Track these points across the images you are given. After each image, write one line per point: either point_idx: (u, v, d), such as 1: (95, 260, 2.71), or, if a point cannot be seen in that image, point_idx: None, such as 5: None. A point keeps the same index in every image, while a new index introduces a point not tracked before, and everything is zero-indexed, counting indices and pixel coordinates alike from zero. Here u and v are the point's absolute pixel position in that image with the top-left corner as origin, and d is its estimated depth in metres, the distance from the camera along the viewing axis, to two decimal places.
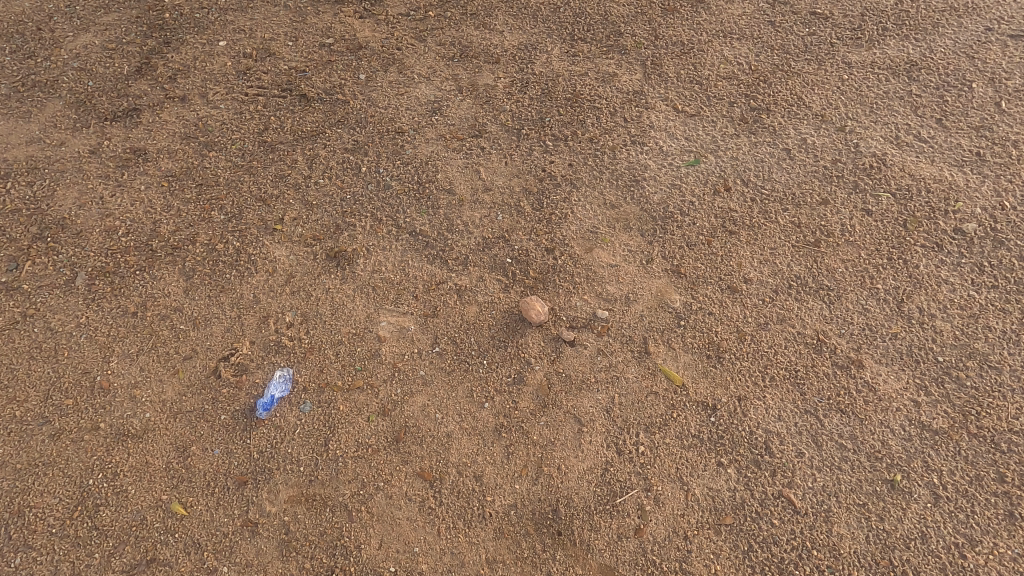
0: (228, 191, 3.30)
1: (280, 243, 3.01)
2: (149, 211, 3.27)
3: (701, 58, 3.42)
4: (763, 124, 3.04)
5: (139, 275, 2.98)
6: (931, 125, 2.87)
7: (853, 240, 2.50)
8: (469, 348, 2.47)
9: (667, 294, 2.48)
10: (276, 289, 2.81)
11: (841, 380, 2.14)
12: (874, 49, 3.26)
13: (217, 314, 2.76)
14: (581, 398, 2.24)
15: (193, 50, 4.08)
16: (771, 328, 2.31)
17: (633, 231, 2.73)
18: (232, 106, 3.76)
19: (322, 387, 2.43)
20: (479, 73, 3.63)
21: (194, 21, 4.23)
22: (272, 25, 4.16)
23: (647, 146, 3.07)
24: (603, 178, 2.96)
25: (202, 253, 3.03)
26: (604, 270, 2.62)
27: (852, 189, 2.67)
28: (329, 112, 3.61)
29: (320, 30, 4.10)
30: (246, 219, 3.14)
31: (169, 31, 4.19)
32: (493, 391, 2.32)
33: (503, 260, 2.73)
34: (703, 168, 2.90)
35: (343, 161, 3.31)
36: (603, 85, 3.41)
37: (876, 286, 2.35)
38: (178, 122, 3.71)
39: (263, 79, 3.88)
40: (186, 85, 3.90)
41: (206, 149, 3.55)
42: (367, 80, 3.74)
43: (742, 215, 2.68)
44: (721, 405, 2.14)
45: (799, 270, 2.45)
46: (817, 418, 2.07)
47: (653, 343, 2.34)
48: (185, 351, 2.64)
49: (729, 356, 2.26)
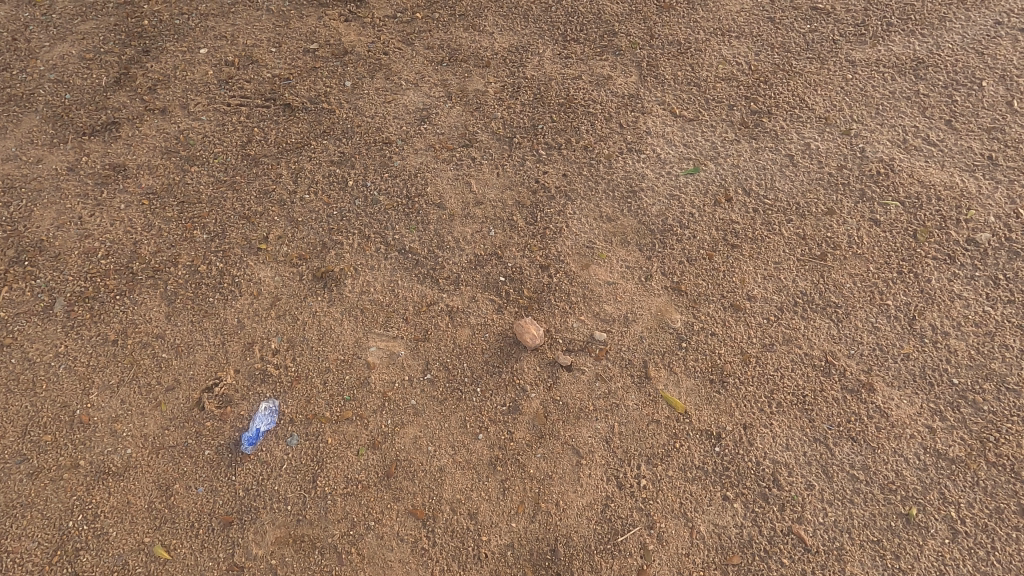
0: (210, 209, 3.18)
1: (265, 264, 2.90)
2: (128, 230, 3.15)
3: (699, 58, 3.29)
4: (764, 129, 2.92)
5: (119, 300, 2.87)
6: (940, 127, 2.76)
7: (861, 253, 2.39)
8: (461, 374, 2.37)
9: (667, 313, 2.38)
10: (261, 313, 2.71)
11: (851, 406, 2.04)
12: (879, 45, 3.13)
13: (200, 342, 2.66)
14: (580, 428, 2.15)
15: (173, 59, 3.90)
16: (777, 349, 2.20)
17: (631, 246, 2.62)
18: (214, 117, 3.61)
19: (309, 419, 2.34)
20: (468, 77, 3.49)
21: (174, 28, 4.04)
22: (255, 31, 3.98)
23: (644, 153, 2.94)
24: (599, 189, 2.84)
25: (184, 275, 2.92)
26: (602, 288, 2.51)
27: (859, 198, 2.56)
28: (314, 122, 3.47)
29: (304, 35, 3.92)
30: (229, 238, 3.03)
31: (148, 39, 3.99)
32: (488, 420, 2.23)
33: (496, 279, 2.62)
34: (703, 176, 2.79)
35: (329, 175, 3.19)
36: (597, 88, 3.27)
37: (886, 302, 2.24)
38: (159, 135, 3.56)
39: (246, 88, 3.72)
40: (167, 95, 3.74)
41: (188, 164, 3.41)
42: (353, 88, 3.60)
43: (744, 227, 2.57)
44: (726, 434, 2.04)
45: (805, 286, 2.35)
46: (827, 447, 1.97)
47: (653, 367, 2.24)
48: (167, 382, 2.55)
49: (733, 381, 2.16)
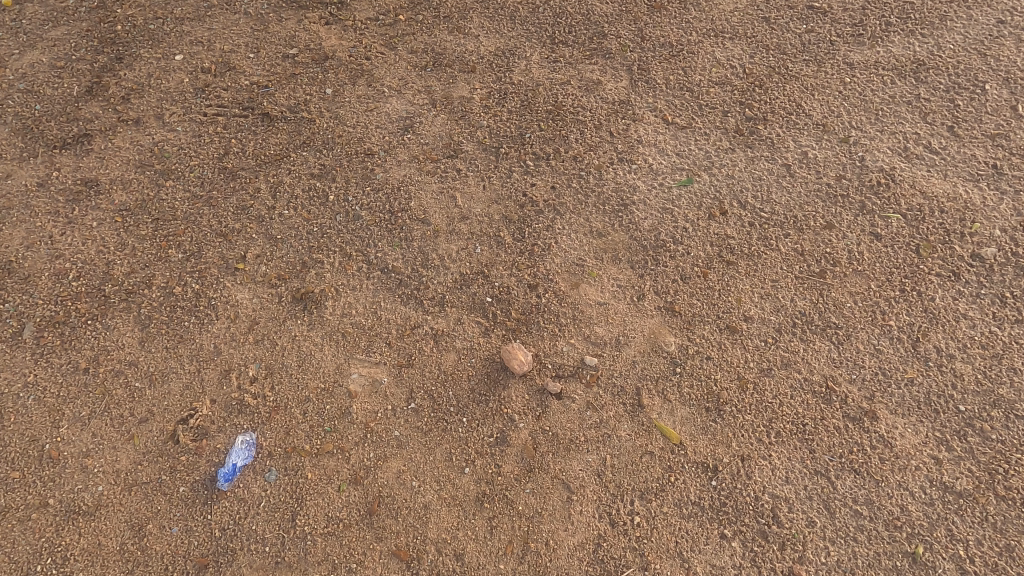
0: (186, 226, 3.05)
1: (242, 285, 2.78)
2: (101, 250, 3.02)
3: (691, 62, 3.16)
4: (760, 137, 2.81)
5: (91, 325, 2.75)
6: (943, 133, 2.66)
7: (861, 270, 2.30)
8: (447, 403, 2.26)
9: (661, 336, 2.28)
10: (238, 337, 2.60)
11: (854, 435, 1.95)
12: (878, 46, 3.01)
13: (174, 370, 2.55)
14: (571, 461, 2.05)
15: (148, 66, 3.68)
16: (775, 374, 2.11)
17: (623, 263, 2.51)
18: (190, 128, 3.42)
19: (288, 453, 2.24)
20: (453, 83, 3.34)
21: (148, 33, 3.80)
22: (232, 35, 3.75)
23: (635, 163, 2.83)
24: (589, 203, 2.72)
25: (159, 298, 2.80)
26: (592, 309, 2.41)
27: (859, 210, 2.46)
28: (294, 132, 3.31)
29: (283, 39, 3.70)
30: (206, 257, 2.90)
31: (121, 45, 3.76)
32: (474, 453, 2.13)
33: (482, 300, 2.52)
34: (697, 187, 2.68)
35: (309, 189, 3.07)
36: (586, 94, 3.15)
37: (889, 323, 2.15)
38: (132, 147, 3.38)
39: (224, 97, 3.51)
40: (140, 105, 3.53)
41: (162, 179, 3.26)
42: (335, 96, 3.41)
43: (740, 242, 2.47)
44: (723, 467, 1.95)
45: (804, 306, 2.25)
46: (828, 480, 1.89)
47: (647, 395, 2.14)
48: (140, 414, 2.43)
49: (730, 409, 2.06)
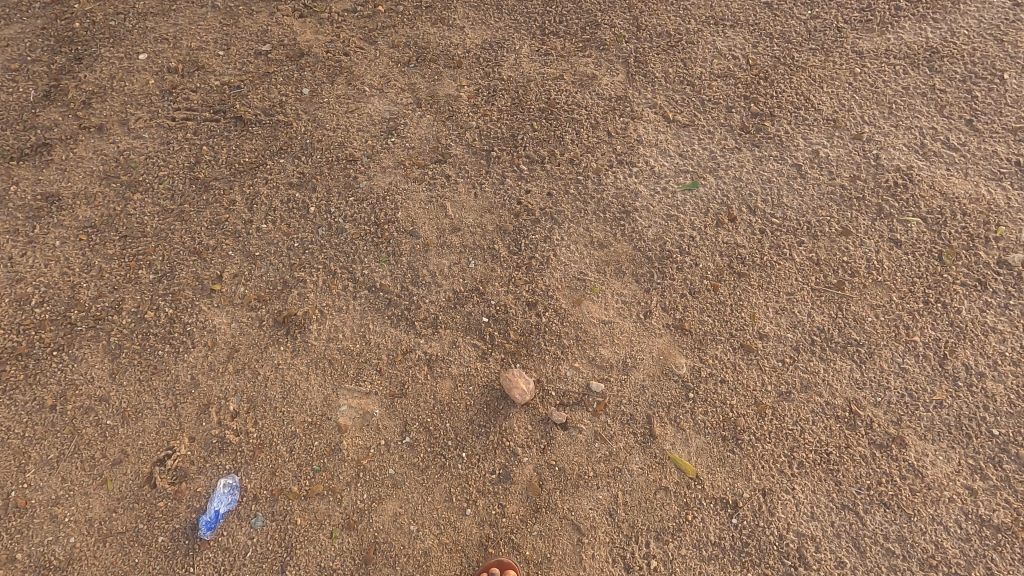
0: (157, 243, 2.83)
1: (220, 308, 2.59)
2: (65, 272, 2.79)
3: (691, 53, 2.97)
4: (768, 134, 2.63)
5: (56, 356, 2.55)
6: (961, 128, 2.51)
7: (882, 280, 2.16)
8: (445, 437, 2.11)
9: (671, 358, 2.13)
10: (217, 367, 2.42)
11: (882, 464, 1.83)
12: (888, 33, 2.83)
13: (149, 404, 2.37)
14: (580, 498, 1.92)
15: (110, 66, 3.38)
16: (795, 398, 1.97)
17: (627, 277, 2.35)
18: (159, 135, 3.16)
19: (276, 496, 2.09)
20: (439, 80, 3.11)
21: (109, 30, 3.48)
22: (199, 31, 3.47)
23: (635, 166, 2.64)
24: (588, 210, 2.55)
25: (130, 324, 2.60)
26: (596, 328, 2.25)
27: (876, 214, 2.31)
28: (270, 138, 3.08)
29: (255, 34, 3.43)
30: (179, 278, 2.70)
31: (80, 44, 3.45)
32: (475, 492, 1.99)
33: (478, 320, 2.35)
34: (703, 192, 2.51)
35: (288, 200, 2.86)
36: (581, 90, 2.94)
37: (913, 339, 2.02)
38: (96, 157, 3.11)
39: (193, 99, 3.25)
40: (103, 110, 3.25)
41: (130, 192, 3.01)
42: (312, 96, 3.18)
43: (751, 251, 2.31)
44: (743, 503, 1.83)
45: (822, 321, 2.11)
46: (857, 515, 1.78)
47: (658, 423, 2.00)
48: (113, 455, 2.26)
49: (748, 438, 1.93)
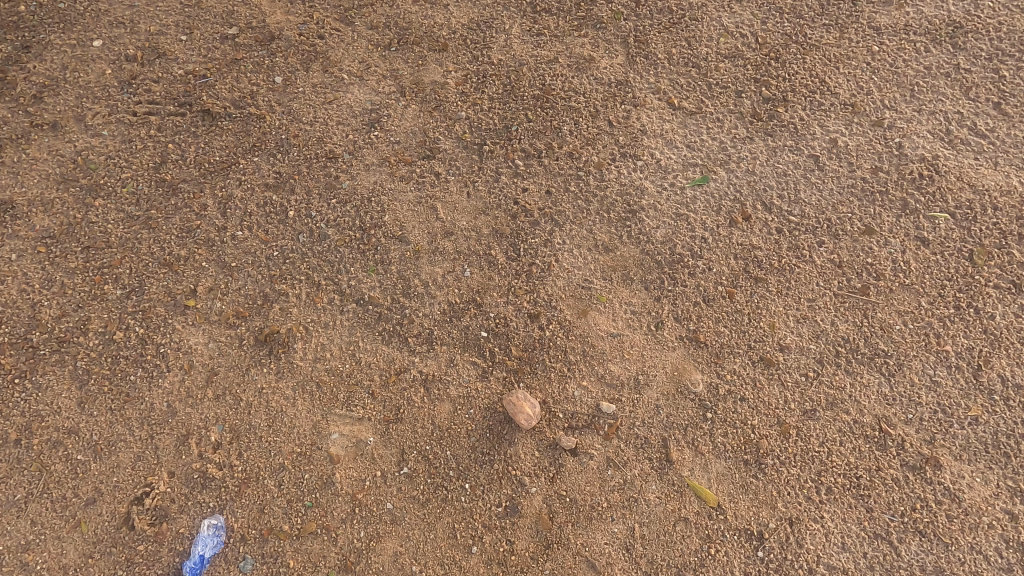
0: (123, 254, 2.59)
1: (195, 327, 2.40)
2: (22, 289, 2.54)
3: (695, 31, 2.69)
4: (781, 122, 2.42)
5: (19, 385, 2.35)
6: (989, 112, 2.34)
7: (910, 283, 2.01)
8: (445, 466, 1.97)
9: (686, 374, 1.98)
10: (195, 394, 2.25)
11: (916, 489, 1.72)
12: (907, 6, 2.60)
13: (123, 437, 2.20)
14: (593, 532, 1.81)
15: (61, 55, 2.99)
16: (820, 417, 1.84)
17: (636, 284, 2.18)
18: (119, 131, 2.84)
19: (265, 536, 1.98)
20: (424, 66, 2.82)
21: (59, 13, 3.06)
22: (158, 12, 3.07)
23: (640, 159, 2.43)
24: (591, 210, 2.35)
25: (98, 347, 2.40)
26: (604, 342, 2.09)
27: (902, 210, 2.15)
28: (241, 133, 2.79)
29: (220, 15, 3.06)
30: (149, 293, 2.48)
31: (27, 30, 3.03)
32: (481, 527, 1.87)
33: (477, 336, 2.18)
34: (714, 187, 2.32)
35: (264, 203, 2.62)
36: (578, 74, 2.68)
37: (945, 349, 1.89)
38: (50, 158, 2.79)
39: (155, 91, 2.91)
40: (56, 105, 2.89)
41: (90, 196, 2.72)
42: (286, 86, 2.87)
43: (768, 253, 2.14)
44: (770, 534, 1.71)
45: (847, 330, 1.96)
46: (891, 545, 1.67)
47: (675, 447, 1.87)
48: (87, 494, 2.11)
49: (772, 462, 1.80)
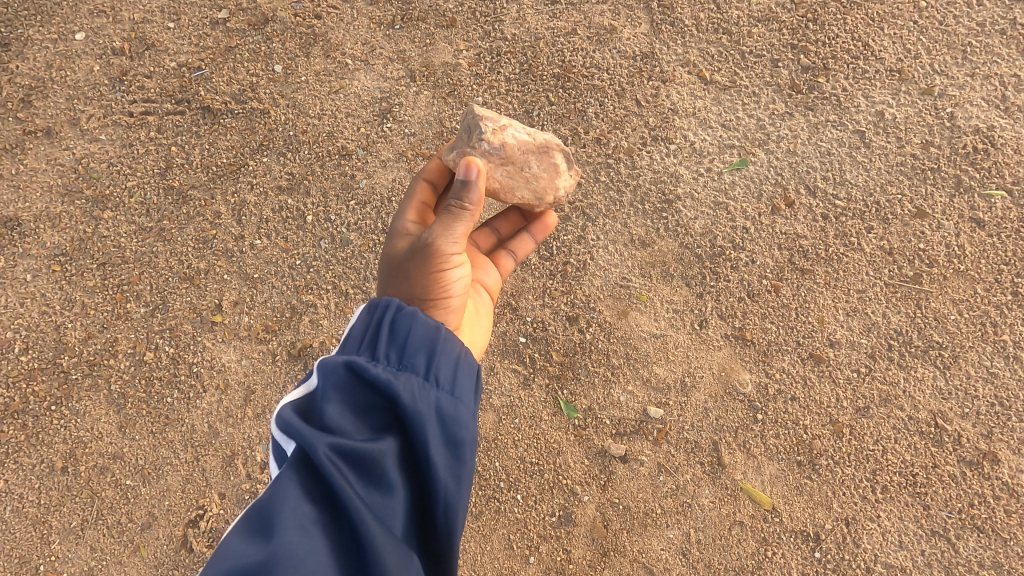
0: (141, 270, 2.53)
1: (226, 343, 2.37)
2: (45, 310, 2.52)
3: None
4: (822, 94, 2.28)
5: (56, 412, 2.35)
6: None
7: (964, 271, 1.99)
8: (496, 479, 1.93)
9: (733, 373, 1.95)
10: (235, 413, 2.27)
11: (973, 485, 1.79)
12: None
13: (168, 460, 2.24)
14: (649, 538, 1.84)
15: (67, 78, 2.82)
16: (874, 415, 1.86)
17: (678, 281, 2.07)
18: (117, 135, 2.74)
19: None
20: (432, 45, 2.66)
21: (61, 25, 2.89)
22: (166, 22, 2.87)
23: (673, 142, 2.26)
24: (624, 202, 2.18)
25: (130, 369, 2.38)
26: (647, 343, 2.01)
27: (955, 189, 2.08)
28: (247, 132, 2.68)
29: (228, 14, 2.84)
30: (174, 310, 2.45)
31: (30, 47, 2.88)
32: (536, 537, 1.87)
33: (515, 342, 2.02)
34: (754, 171, 2.19)
35: (280, 208, 2.55)
36: (599, 49, 2.46)
37: (1001, 339, 1.92)
38: (51, 169, 2.71)
39: (148, 87, 2.79)
40: (48, 110, 2.79)
41: (98, 210, 2.64)
42: (288, 75, 2.73)
43: (814, 242, 2.06)
44: (826, 535, 1.78)
45: (899, 322, 1.95)
46: (948, 541, 1.76)
47: (726, 451, 1.87)
48: (142, 518, 2.18)
49: (826, 463, 1.83)
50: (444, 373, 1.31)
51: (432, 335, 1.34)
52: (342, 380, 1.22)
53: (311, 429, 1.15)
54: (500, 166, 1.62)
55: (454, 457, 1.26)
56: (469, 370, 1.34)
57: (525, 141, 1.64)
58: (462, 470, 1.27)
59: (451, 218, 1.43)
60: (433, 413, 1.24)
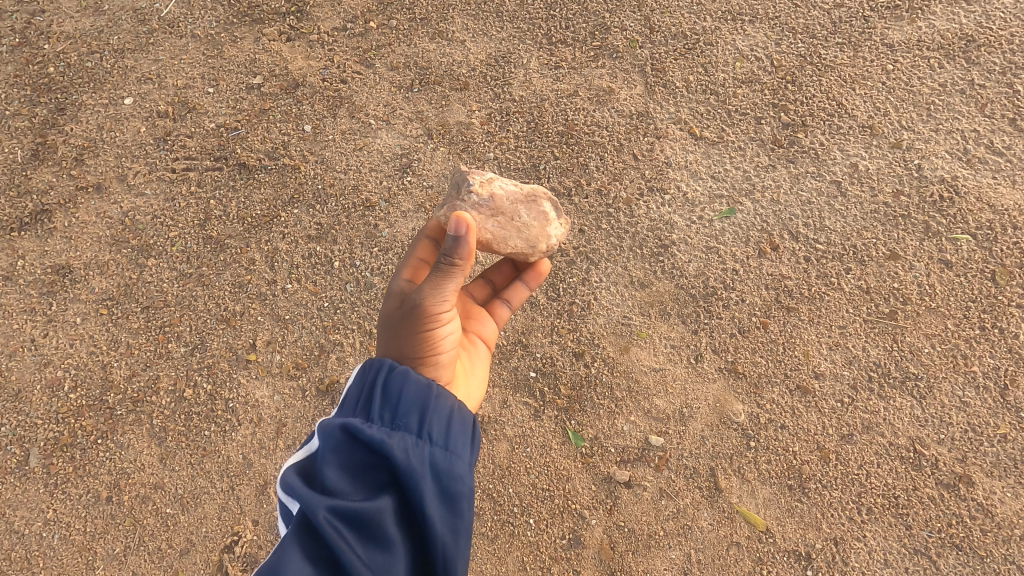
0: (181, 312, 2.75)
1: (259, 379, 2.58)
2: (93, 351, 2.72)
3: (711, 57, 2.76)
4: (801, 147, 2.52)
5: (101, 445, 2.54)
6: (1005, 129, 2.48)
7: (936, 307, 2.19)
8: (509, 504, 2.08)
9: (727, 404, 2.12)
10: (267, 444, 2.47)
11: (952, 506, 1.95)
12: (919, 21, 2.71)
13: (205, 489, 2.43)
14: (652, 558, 1.99)
15: (117, 139, 3.12)
16: (858, 441, 2.04)
17: (675, 319, 2.27)
18: (161, 190, 2.99)
19: None
20: (447, 106, 2.94)
21: (112, 93, 3.21)
22: (207, 87, 3.18)
23: (667, 193, 2.49)
24: (623, 247, 2.40)
25: (170, 404, 2.58)
26: (648, 377, 2.19)
27: (925, 233, 2.30)
28: (279, 186, 2.94)
29: (264, 81, 3.16)
30: (211, 350, 2.66)
31: (85, 111, 3.18)
32: (548, 559, 2.02)
33: (526, 377, 2.21)
34: (741, 218, 2.41)
35: (310, 255, 2.79)
36: (598, 108, 2.73)
37: (972, 370, 2.11)
38: (101, 221, 2.95)
39: (190, 146, 3.06)
40: (98, 166, 3.06)
41: (142, 257, 2.87)
42: (317, 135, 3.01)
43: (798, 282, 2.27)
44: (817, 554, 1.93)
45: (878, 355, 2.13)
46: (930, 559, 1.91)
47: (723, 476, 2.03)
48: (180, 545, 2.36)
49: (815, 486, 1.99)
50: (441, 430, 1.43)
51: (426, 392, 1.46)
52: (339, 441, 1.35)
53: (312, 492, 1.27)
54: (491, 217, 1.85)
55: (451, 511, 1.37)
56: (461, 426, 1.46)
57: (512, 193, 1.89)
58: (459, 523, 1.38)
59: (444, 270, 1.59)
60: (427, 470, 1.36)
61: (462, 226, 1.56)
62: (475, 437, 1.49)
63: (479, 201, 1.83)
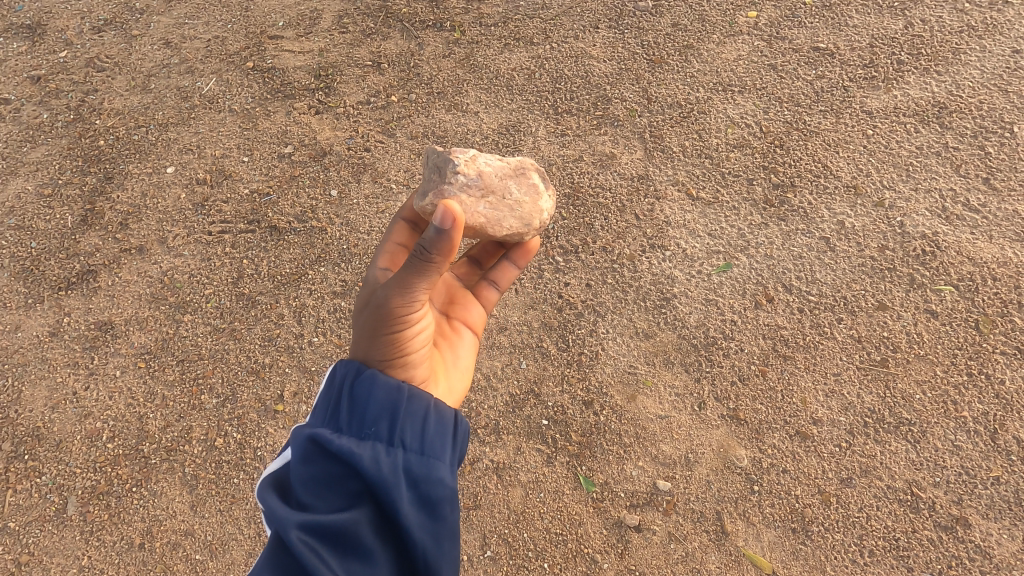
0: (214, 365, 2.93)
1: (287, 429, 2.74)
2: (130, 403, 2.88)
3: (704, 124, 3.01)
4: (791, 207, 2.71)
5: (136, 493, 2.67)
6: (980, 188, 2.68)
7: (924, 355, 2.33)
8: (524, 548, 2.17)
9: (731, 449, 2.23)
10: None
11: (950, 547, 2.04)
12: (894, 90, 2.97)
13: (233, 535, 2.56)
14: None
15: (159, 204, 3.39)
16: (856, 484, 2.14)
17: (678, 368, 2.40)
18: (198, 251, 3.24)
19: None
20: None
21: (157, 163, 3.52)
22: (243, 156, 3.48)
23: (668, 249, 2.68)
24: (628, 300, 2.57)
25: (202, 453, 2.72)
26: (655, 423, 2.31)
27: (910, 285, 2.47)
28: (307, 246, 3.18)
29: (296, 150, 3.46)
30: (242, 401, 2.82)
31: (131, 181, 3.48)
32: None
33: (539, 424, 2.34)
34: (737, 272, 2.58)
35: (335, 310, 2.99)
36: (602, 171, 2.94)
37: (962, 415, 2.23)
38: (142, 280, 3.18)
39: (226, 211, 3.33)
40: (141, 230, 3.32)
41: (179, 313, 3.09)
42: (343, 199, 3.27)
43: (793, 332, 2.42)
44: None
45: (872, 401, 2.27)
46: None
47: (728, 519, 2.13)
48: None
49: (818, 529, 2.09)
50: (415, 433, 1.50)
51: (398, 395, 1.54)
52: (312, 456, 1.44)
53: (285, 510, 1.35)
54: (482, 194, 1.91)
55: (430, 515, 1.45)
56: (438, 426, 1.54)
57: (500, 168, 1.95)
58: (439, 527, 1.46)
59: (420, 271, 1.51)
60: (401, 476, 1.43)
61: (448, 218, 1.42)
62: (454, 438, 1.57)
63: (467, 182, 1.89)
